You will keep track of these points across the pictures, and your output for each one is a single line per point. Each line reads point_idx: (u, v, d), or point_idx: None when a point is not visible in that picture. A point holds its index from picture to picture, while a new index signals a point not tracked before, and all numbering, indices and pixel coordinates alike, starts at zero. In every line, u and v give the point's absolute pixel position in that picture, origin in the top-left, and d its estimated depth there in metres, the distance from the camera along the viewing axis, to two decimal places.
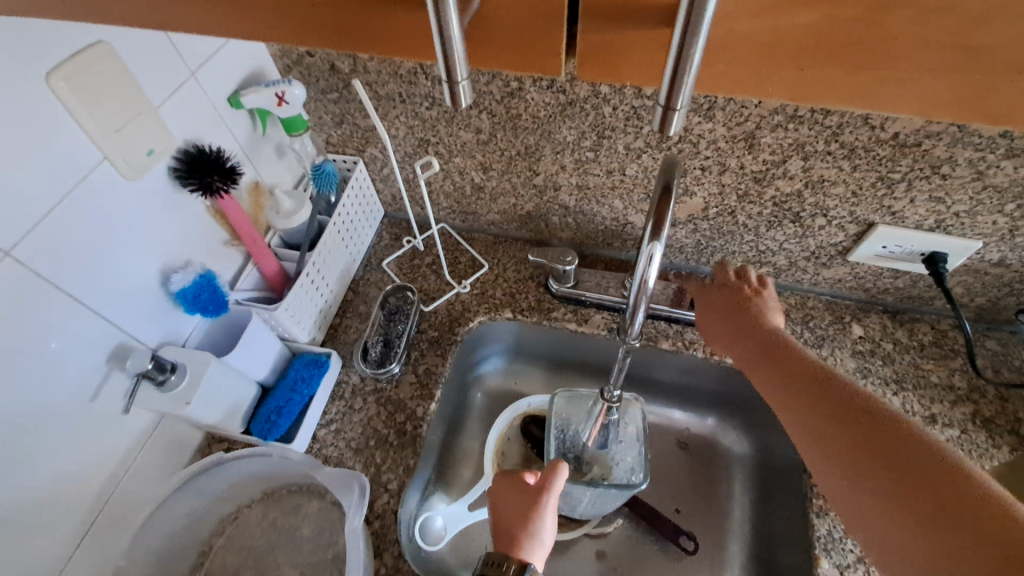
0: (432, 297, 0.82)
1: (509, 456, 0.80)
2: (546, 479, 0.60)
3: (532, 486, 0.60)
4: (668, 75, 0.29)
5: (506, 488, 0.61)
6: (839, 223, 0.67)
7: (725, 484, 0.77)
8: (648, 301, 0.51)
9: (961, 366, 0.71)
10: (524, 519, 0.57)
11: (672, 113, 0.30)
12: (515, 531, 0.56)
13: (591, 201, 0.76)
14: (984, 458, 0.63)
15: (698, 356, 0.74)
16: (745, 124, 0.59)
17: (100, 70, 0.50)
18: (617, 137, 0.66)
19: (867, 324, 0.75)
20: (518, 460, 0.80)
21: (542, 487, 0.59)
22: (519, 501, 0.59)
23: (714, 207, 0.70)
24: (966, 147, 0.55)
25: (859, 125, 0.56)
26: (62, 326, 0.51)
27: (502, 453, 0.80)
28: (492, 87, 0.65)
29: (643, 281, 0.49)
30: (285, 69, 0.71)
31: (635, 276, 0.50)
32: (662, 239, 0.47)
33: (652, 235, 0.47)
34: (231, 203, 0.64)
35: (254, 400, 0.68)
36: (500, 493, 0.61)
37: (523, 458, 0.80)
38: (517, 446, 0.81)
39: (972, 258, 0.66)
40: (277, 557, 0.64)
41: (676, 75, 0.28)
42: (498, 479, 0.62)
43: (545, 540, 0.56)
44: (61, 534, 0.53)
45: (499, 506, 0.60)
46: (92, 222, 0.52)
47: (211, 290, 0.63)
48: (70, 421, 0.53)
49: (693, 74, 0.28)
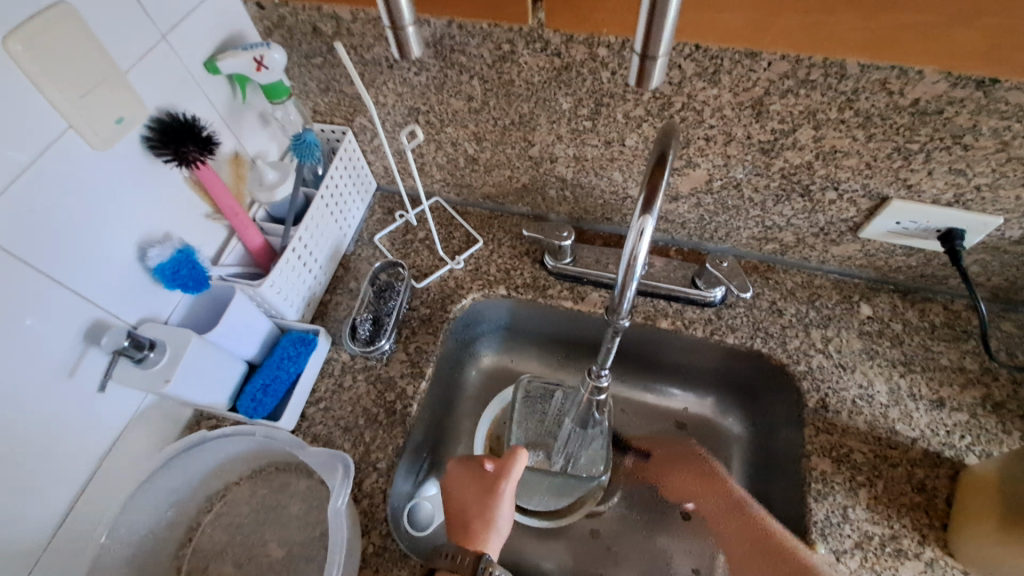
0: (424, 274, 0.80)
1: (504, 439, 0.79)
2: (505, 468, 0.60)
3: (489, 476, 0.60)
4: (644, 26, 0.36)
5: (463, 473, 0.61)
6: (851, 196, 0.63)
7: (722, 464, 0.75)
8: (638, 279, 0.48)
9: (974, 348, 0.68)
10: (480, 512, 0.58)
11: (649, 62, 0.38)
12: (470, 522, 0.58)
13: (590, 172, 0.73)
14: (992, 444, 0.61)
15: (697, 336, 0.71)
16: (753, 89, 0.55)
17: (60, 31, 0.47)
18: (615, 105, 0.62)
19: (876, 304, 0.72)
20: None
21: (500, 476, 0.60)
22: (476, 491, 0.60)
23: (718, 179, 0.66)
24: (992, 115, 0.51)
25: (876, 91, 0.52)
26: (34, 302, 0.49)
27: (496, 436, 0.78)
28: (483, 50, 0.61)
29: (633, 258, 0.46)
30: (266, 33, 0.68)
31: (624, 252, 0.47)
32: (654, 212, 0.44)
33: (643, 210, 0.44)
34: (210, 174, 0.61)
35: (241, 377, 0.67)
36: (458, 477, 0.61)
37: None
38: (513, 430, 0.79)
39: (991, 235, 0.62)
40: (264, 534, 0.64)
41: (652, 29, 0.36)
42: (452, 463, 0.62)
43: (500, 528, 0.59)
44: (40, 513, 0.52)
45: (456, 491, 0.61)
46: (58, 194, 0.49)
47: (190, 265, 0.60)
48: (46, 399, 0.52)
49: (669, 28, 0.36)
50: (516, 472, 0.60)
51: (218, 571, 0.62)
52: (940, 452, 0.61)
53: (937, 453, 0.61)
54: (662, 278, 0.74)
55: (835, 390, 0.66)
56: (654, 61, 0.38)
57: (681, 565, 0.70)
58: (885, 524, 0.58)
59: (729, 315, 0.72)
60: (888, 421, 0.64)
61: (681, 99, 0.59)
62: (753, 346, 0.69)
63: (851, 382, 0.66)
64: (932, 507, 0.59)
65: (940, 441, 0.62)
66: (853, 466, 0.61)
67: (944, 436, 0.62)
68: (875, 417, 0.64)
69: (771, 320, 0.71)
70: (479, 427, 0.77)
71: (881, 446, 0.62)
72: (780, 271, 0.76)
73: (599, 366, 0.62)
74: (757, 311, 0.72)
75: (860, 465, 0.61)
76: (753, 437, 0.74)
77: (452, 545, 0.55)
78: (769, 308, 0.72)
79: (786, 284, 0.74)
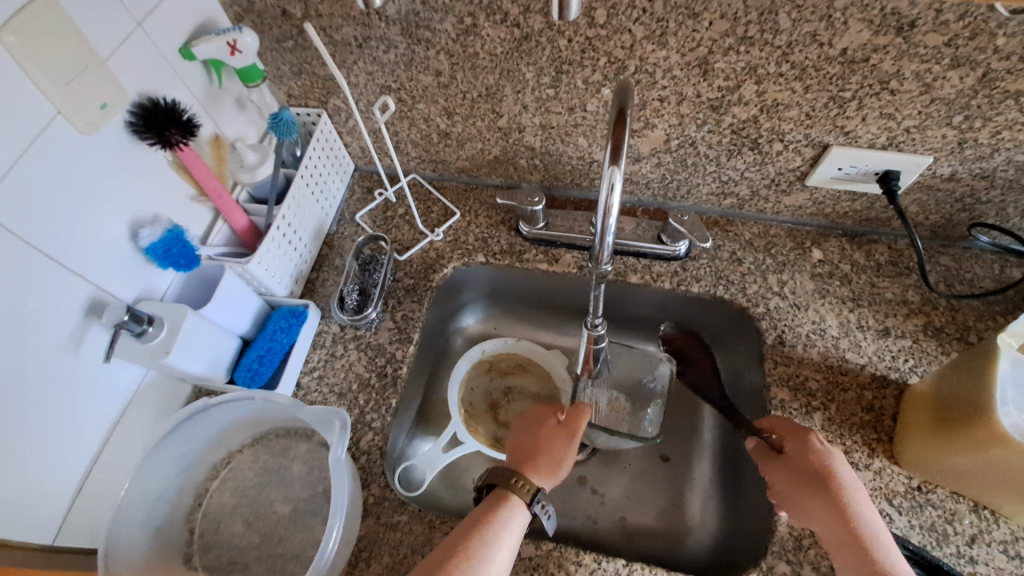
0: (406, 247, 0.83)
1: (475, 404, 0.84)
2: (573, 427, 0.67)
3: (558, 420, 0.66)
4: None
5: (536, 414, 0.68)
6: (795, 146, 0.68)
7: (695, 407, 0.81)
8: (614, 232, 0.52)
9: (915, 281, 0.74)
10: (546, 447, 0.64)
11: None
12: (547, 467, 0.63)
13: (556, 140, 0.77)
14: (932, 364, 0.67)
15: (665, 288, 0.76)
16: (698, 49, 0.60)
17: (43, 22, 0.49)
18: (575, 71, 0.66)
19: (827, 248, 0.77)
20: (484, 406, 0.84)
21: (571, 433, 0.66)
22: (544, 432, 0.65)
23: (675, 138, 0.71)
24: (913, 60, 0.56)
25: (808, 43, 0.57)
26: (37, 281, 0.52)
27: (467, 402, 0.83)
28: (447, 25, 0.65)
29: (607, 210, 0.50)
30: (237, 19, 0.70)
31: (599, 205, 0.51)
32: (622, 164, 0.48)
33: (613, 159, 0.48)
34: (192, 156, 0.64)
35: (236, 351, 0.70)
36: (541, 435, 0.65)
37: (487, 400, 0.84)
38: (481, 393, 0.84)
39: (924, 175, 0.67)
40: (269, 495, 0.68)
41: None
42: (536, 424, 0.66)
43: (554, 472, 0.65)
44: (59, 479, 0.56)
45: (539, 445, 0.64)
46: (53, 178, 0.53)
47: (180, 244, 0.64)
48: (56, 372, 0.55)
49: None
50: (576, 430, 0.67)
51: (229, 531, 0.65)
52: (886, 374, 0.68)
53: (884, 375, 0.68)
54: (630, 237, 0.78)
55: (792, 327, 0.71)
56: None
57: (662, 500, 0.76)
58: (839, 441, 0.64)
59: (694, 267, 0.77)
60: (840, 351, 0.69)
61: (634, 62, 0.63)
62: (717, 293, 0.75)
63: (805, 319, 0.72)
64: (880, 423, 0.65)
65: (886, 365, 0.68)
66: (808, 393, 0.67)
67: (890, 360, 0.68)
68: (828, 348, 0.70)
69: (732, 268, 0.76)
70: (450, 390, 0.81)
71: (834, 373, 0.68)
72: (739, 223, 0.81)
73: (594, 316, 0.64)
74: (719, 261, 0.77)
75: (814, 392, 0.67)
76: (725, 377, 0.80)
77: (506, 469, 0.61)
78: (730, 258, 0.77)
79: (744, 235, 0.79)
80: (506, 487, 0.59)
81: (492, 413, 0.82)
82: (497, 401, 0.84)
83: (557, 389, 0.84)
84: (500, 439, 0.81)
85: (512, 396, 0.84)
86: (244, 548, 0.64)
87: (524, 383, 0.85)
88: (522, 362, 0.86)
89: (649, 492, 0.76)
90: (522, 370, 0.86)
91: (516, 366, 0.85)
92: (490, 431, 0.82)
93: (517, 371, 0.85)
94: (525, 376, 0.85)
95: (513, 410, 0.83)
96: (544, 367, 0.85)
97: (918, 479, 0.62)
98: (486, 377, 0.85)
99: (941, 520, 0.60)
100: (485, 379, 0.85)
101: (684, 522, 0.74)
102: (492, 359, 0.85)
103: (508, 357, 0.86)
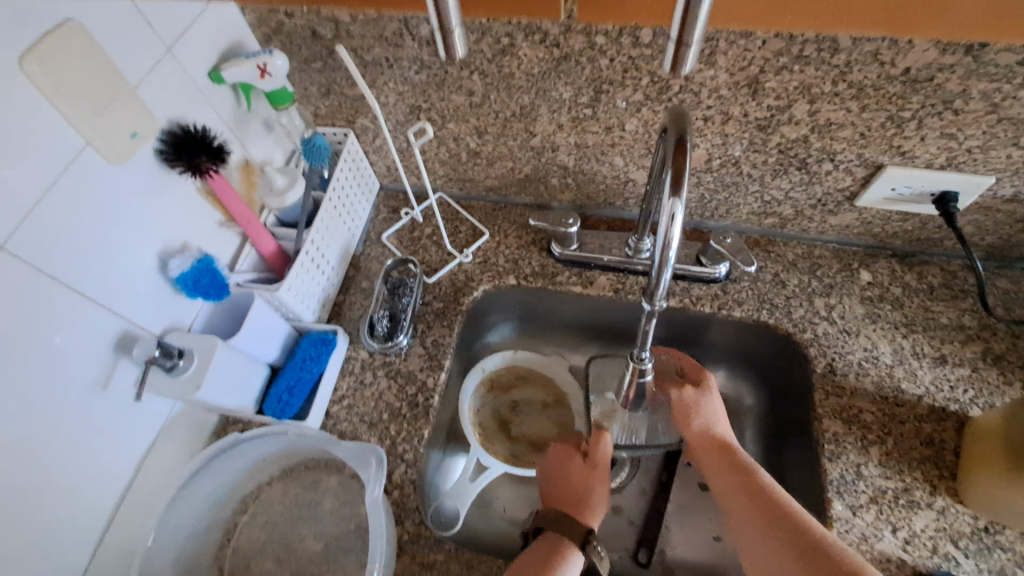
0: (434, 269, 0.81)
1: (486, 424, 0.81)
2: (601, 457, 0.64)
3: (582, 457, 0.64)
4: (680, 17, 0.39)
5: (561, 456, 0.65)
6: (847, 166, 0.65)
7: (736, 434, 0.78)
8: (673, 265, 0.49)
9: (971, 306, 0.70)
10: (581, 492, 0.62)
11: (685, 49, 0.40)
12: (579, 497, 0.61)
13: (591, 159, 0.74)
14: (994, 395, 0.64)
15: (706, 312, 0.73)
16: (749, 68, 0.57)
17: (69, 50, 0.47)
18: (615, 91, 0.64)
19: (875, 270, 0.74)
20: (495, 425, 0.81)
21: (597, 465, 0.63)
22: (573, 472, 0.63)
23: (717, 158, 0.68)
24: (981, 79, 0.53)
25: (868, 62, 0.54)
26: (65, 318, 0.50)
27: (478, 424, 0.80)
28: (483, 45, 0.63)
29: (666, 243, 0.47)
30: (265, 39, 0.68)
31: (656, 237, 0.48)
32: (683, 195, 0.45)
33: (673, 189, 0.45)
34: (222, 183, 0.62)
35: (265, 381, 0.69)
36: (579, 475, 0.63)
37: (497, 420, 0.81)
38: (489, 412, 0.81)
39: (984, 195, 0.64)
40: (301, 531, 0.66)
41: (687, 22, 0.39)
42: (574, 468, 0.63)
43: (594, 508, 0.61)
44: (85, 520, 0.54)
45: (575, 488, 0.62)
46: (82, 211, 0.51)
47: (210, 274, 0.62)
48: (85, 410, 0.53)
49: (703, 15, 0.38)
50: (604, 454, 0.64)
51: (259, 568, 0.63)
52: (945, 406, 0.64)
53: (943, 407, 0.64)
54: None
55: (842, 354, 0.68)
56: (690, 46, 0.40)
57: (704, 533, 0.73)
58: (897, 478, 0.61)
59: (735, 289, 0.74)
60: (894, 380, 0.66)
61: (679, 82, 0.60)
62: (760, 318, 0.72)
63: (856, 345, 0.69)
64: (941, 459, 0.62)
65: (945, 396, 0.65)
66: (863, 426, 0.64)
67: (948, 391, 0.65)
68: (882, 377, 0.66)
69: (776, 292, 0.73)
70: (467, 419, 0.77)
71: (889, 404, 0.65)
72: (781, 243, 0.78)
73: (641, 349, 0.60)
74: (761, 284, 0.74)
75: (869, 425, 0.64)
76: (767, 404, 0.77)
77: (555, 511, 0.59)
78: (773, 280, 0.74)
79: (787, 256, 0.76)
80: (557, 537, 0.57)
81: (505, 431, 0.80)
82: (506, 417, 0.81)
83: (563, 392, 0.82)
84: (520, 456, 0.79)
85: (519, 409, 0.82)
86: None
87: (527, 394, 0.83)
88: (522, 373, 0.84)
89: (689, 525, 0.74)
90: (523, 381, 0.83)
91: (518, 379, 0.83)
92: (506, 448, 0.79)
93: (520, 384, 0.83)
94: (527, 387, 0.83)
95: (524, 423, 0.81)
96: (545, 374, 0.83)
97: (985, 520, 0.58)
98: (490, 396, 0.82)
99: (1011, 564, 0.56)
100: (490, 398, 0.82)
101: (728, 557, 0.71)
102: (493, 376, 0.83)
103: (508, 370, 0.83)
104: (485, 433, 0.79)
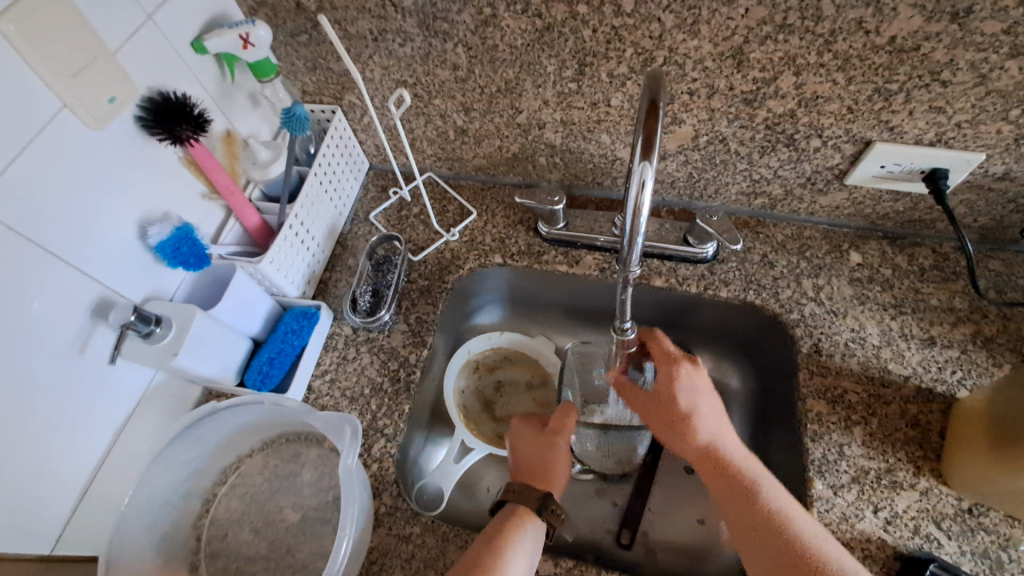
0: (421, 247, 0.81)
1: (470, 405, 0.80)
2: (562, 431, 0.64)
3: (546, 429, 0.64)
4: None
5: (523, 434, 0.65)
6: (834, 142, 0.64)
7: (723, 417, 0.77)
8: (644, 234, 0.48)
9: (962, 288, 0.69)
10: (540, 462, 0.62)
11: None
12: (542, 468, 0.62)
13: (578, 137, 0.73)
14: (982, 377, 0.63)
15: (692, 292, 0.73)
16: (732, 39, 0.56)
17: (47, 9, 0.47)
18: (599, 64, 0.63)
19: (866, 251, 0.73)
20: (480, 406, 0.81)
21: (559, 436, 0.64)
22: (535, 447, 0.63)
23: (704, 134, 0.67)
24: (968, 48, 0.52)
25: (852, 32, 0.53)
26: (41, 280, 0.50)
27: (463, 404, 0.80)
28: (466, 16, 0.62)
29: (636, 210, 0.47)
30: (250, 12, 0.68)
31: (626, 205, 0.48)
32: (654, 159, 0.45)
33: (643, 154, 0.44)
34: (203, 153, 0.62)
35: (246, 354, 0.68)
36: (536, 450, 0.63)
37: (482, 401, 0.81)
38: (473, 393, 0.81)
39: (975, 173, 0.63)
40: (279, 502, 0.66)
41: None
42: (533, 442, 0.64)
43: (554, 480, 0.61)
44: (60, 483, 0.54)
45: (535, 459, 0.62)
46: (59, 175, 0.51)
47: (191, 243, 0.62)
48: (61, 375, 0.53)
49: None
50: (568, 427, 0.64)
51: (236, 539, 0.63)
52: (932, 387, 0.63)
53: (930, 388, 0.63)
54: (654, 238, 0.75)
55: (828, 335, 0.67)
56: None
57: (686, 516, 0.72)
58: (881, 458, 0.60)
59: (722, 270, 0.73)
60: (881, 361, 0.65)
61: (663, 53, 0.59)
62: (746, 298, 0.71)
63: (843, 326, 0.68)
64: (926, 440, 0.61)
65: (932, 377, 0.64)
66: (847, 406, 0.63)
67: (936, 372, 0.64)
68: (868, 358, 0.65)
69: (763, 272, 0.72)
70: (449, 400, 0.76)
71: (875, 384, 0.64)
72: (771, 225, 0.77)
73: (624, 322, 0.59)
74: (749, 265, 0.73)
75: (854, 405, 0.63)
76: (754, 387, 0.76)
77: (518, 483, 0.59)
78: (761, 261, 0.73)
79: (776, 237, 0.75)
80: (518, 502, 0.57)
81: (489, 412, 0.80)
82: (490, 398, 0.81)
83: (550, 373, 0.82)
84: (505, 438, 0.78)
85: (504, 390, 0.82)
86: (252, 556, 0.62)
87: (513, 375, 0.83)
88: (508, 354, 0.83)
89: (672, 507, 0.73)
90: (510, 362, 0.83)
91: (504, 360, 0.83)
92: (490, 429, 0.79)
93: (506, 364, 0.83)
94: (512, 367, 0.83)
95: (508, 405, 0.81)
96: (531, 355, 0.83)
97: (970, 501, 0.57)
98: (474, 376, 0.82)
99: (995, 546, 0.55)
100: (475, 378, 0.82)
101: (710, 541, 0.70)
102: (479, 357, 0.82)
103: (495, 351, 0.83)
104: (468, 415, 0.79)
